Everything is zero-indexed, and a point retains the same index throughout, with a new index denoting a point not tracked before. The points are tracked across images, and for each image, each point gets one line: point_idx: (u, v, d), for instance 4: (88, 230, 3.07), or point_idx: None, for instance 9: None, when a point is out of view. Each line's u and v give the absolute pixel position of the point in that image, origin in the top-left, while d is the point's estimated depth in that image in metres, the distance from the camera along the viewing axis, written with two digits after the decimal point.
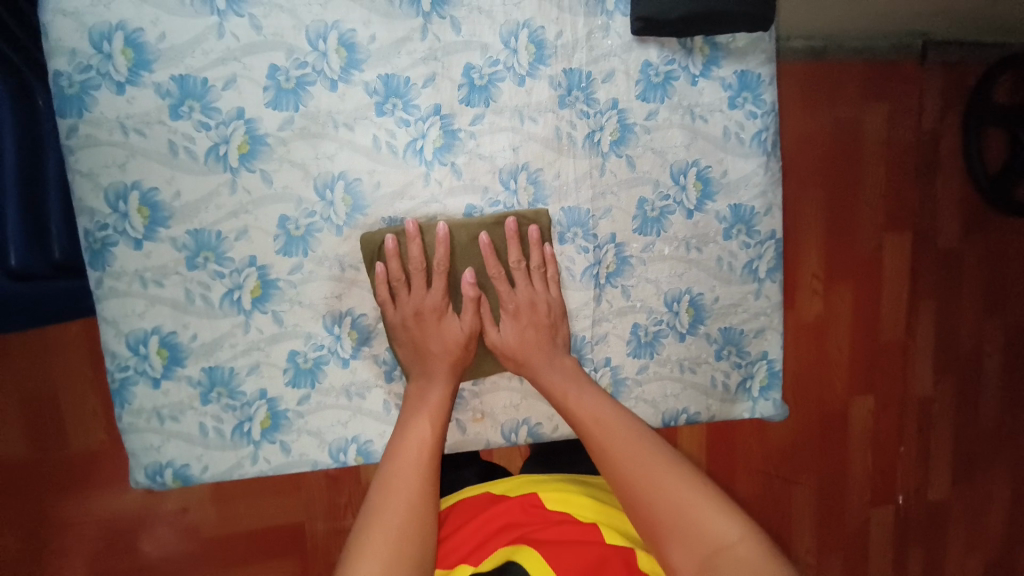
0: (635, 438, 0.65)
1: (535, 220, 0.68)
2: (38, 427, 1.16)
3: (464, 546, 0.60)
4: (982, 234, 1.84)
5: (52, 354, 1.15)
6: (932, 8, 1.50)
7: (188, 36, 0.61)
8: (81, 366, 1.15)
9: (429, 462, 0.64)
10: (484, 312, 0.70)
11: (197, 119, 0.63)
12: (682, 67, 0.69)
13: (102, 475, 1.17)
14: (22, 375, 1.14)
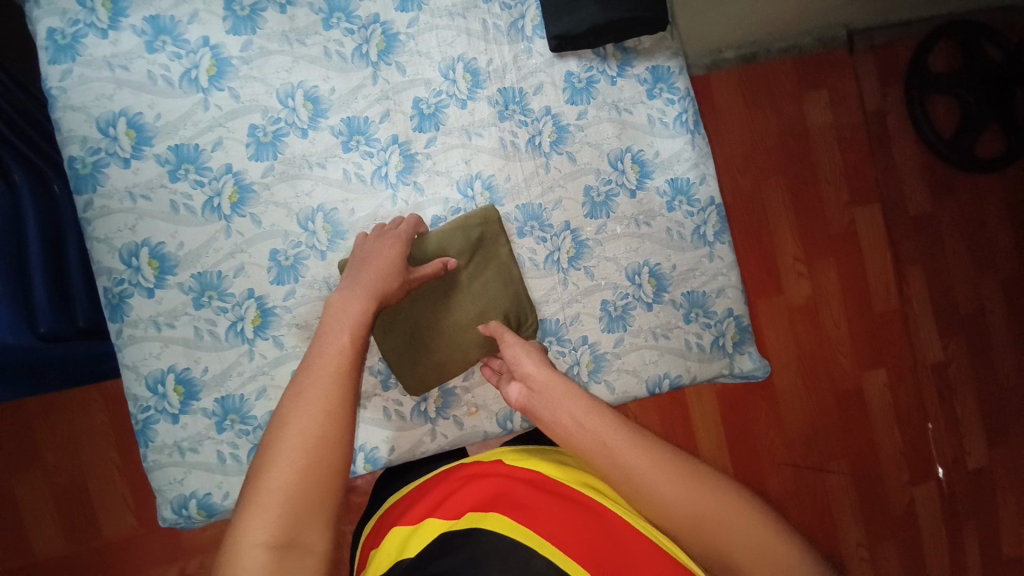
0: (581, 411, 0.59)
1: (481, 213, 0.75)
2: (74, 521, 1.23)
3: (429, 506, 0.61)
4: (951, 195, 1.90)
5: (85, 446, 1.23)
6: (846, 5, 1.65)
7: (178, 111, 0.72)
8: (107, 453, 1.24)
9: (347, 364, 0.58)
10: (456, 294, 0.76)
11: (192, 179, 0.73)
12: (601, 71, 0.80)
13: (136, 555, 1.24)
14: (55, 467, 1.23)
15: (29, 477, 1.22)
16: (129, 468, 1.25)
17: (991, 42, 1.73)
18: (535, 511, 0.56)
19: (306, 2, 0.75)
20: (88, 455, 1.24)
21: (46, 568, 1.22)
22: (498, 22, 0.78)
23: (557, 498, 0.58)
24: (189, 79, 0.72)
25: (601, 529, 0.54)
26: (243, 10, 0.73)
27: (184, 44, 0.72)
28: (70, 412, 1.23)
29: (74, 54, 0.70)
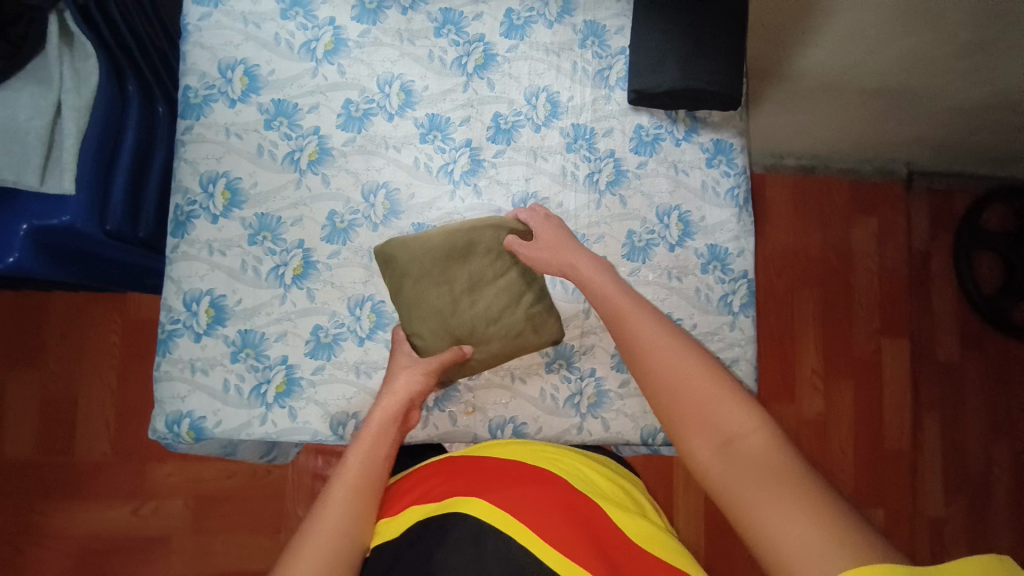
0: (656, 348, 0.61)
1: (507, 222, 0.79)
2: (55, 431, 1.25)
3: (421, 493, 0.63)
4: (982, 351, 1.88)
5: (89, 359, 1.27)
6: (911, 145, 1.71)
7: (289, 72, 0.81)
8: (104, 373, 1.27)
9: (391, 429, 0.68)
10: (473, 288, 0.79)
11: (282, 132, 0.80)
12: (668, 133, 0.86)
13: (99, 481, 1.25)
14: (55, 373, 1.26)
15: (30, 375, 1.26)
16: (120, 393, 1.27)
17: None
18: (516, 498, 0.56)
19: (426, 10, 0.84)
20: (91, 369, 1.27)
21: (15, 467, 1.24)
22: (588, 66, 0.86)
23: (539, 489, 0.59)
24: (307, 47, 0.81)
25: (582, 525, 0.55)
26: (371, 4, 0.83)
27: (313, 19, 0.81)
28: (88, 324, 1.28)
29: (218, 3, 0.80)
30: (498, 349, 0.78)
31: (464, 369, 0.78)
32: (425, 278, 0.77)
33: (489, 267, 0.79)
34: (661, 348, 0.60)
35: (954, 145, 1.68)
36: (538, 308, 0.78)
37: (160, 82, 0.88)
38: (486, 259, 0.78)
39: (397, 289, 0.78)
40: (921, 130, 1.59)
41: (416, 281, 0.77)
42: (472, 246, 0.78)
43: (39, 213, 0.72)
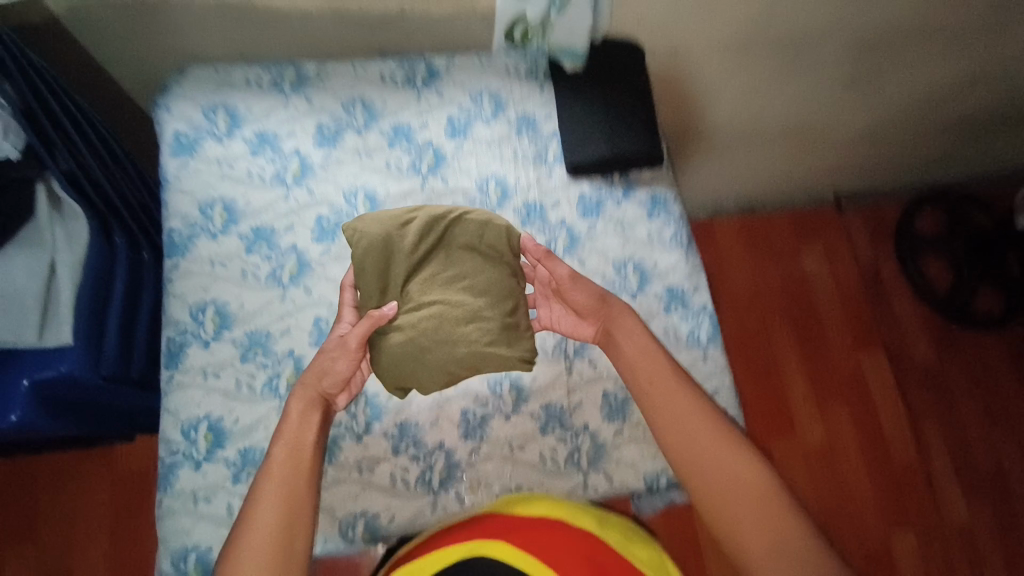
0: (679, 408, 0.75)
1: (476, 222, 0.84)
2: None
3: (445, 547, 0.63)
4: (954, 348, 1.96)
5: (81, 519, 1.23)
6: (832, 172, 1.89)
7: (263, 201, 0.89)
8: (96, 531, 1.23)
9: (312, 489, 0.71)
10: (446, 283, 0.82)
11: (263, 254, 0.87)
12: (609, 195, 0.96)
13: None
14: (44, 542, 1.21)
15: (19, 549, 1.21)
16: (114, 549, 1.22)
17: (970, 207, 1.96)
18: None
19: (379, 128, 0.95)
20: (82, 531, 1.23)
21: None
22: (527, 151, 0.97)
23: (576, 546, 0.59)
24: (277, 177, 0.90)
25: None
26: (329, 131, 0.94)
27: (280, 152, 0.92)
28: (77, 485, 1.25)
29: (194, 153, 0.90)
30: (472, 358, 0.78)
31: (425, 382, 0.78)
32: (393, 268, 0.81)
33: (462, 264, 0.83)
34: (678, 399, 0.76)
35: (868, 165, 1.87)
36: (516, 322, 0.81)
37: (145, 233, 0.96)
38: (464, 254, 0.83)
39: (361, 275, 0.80)
40: (836, 156, 1.76)
41: (382, 262, 0.80)
42: (452, 240, 0.83)
43: (39, 367, 0.76)
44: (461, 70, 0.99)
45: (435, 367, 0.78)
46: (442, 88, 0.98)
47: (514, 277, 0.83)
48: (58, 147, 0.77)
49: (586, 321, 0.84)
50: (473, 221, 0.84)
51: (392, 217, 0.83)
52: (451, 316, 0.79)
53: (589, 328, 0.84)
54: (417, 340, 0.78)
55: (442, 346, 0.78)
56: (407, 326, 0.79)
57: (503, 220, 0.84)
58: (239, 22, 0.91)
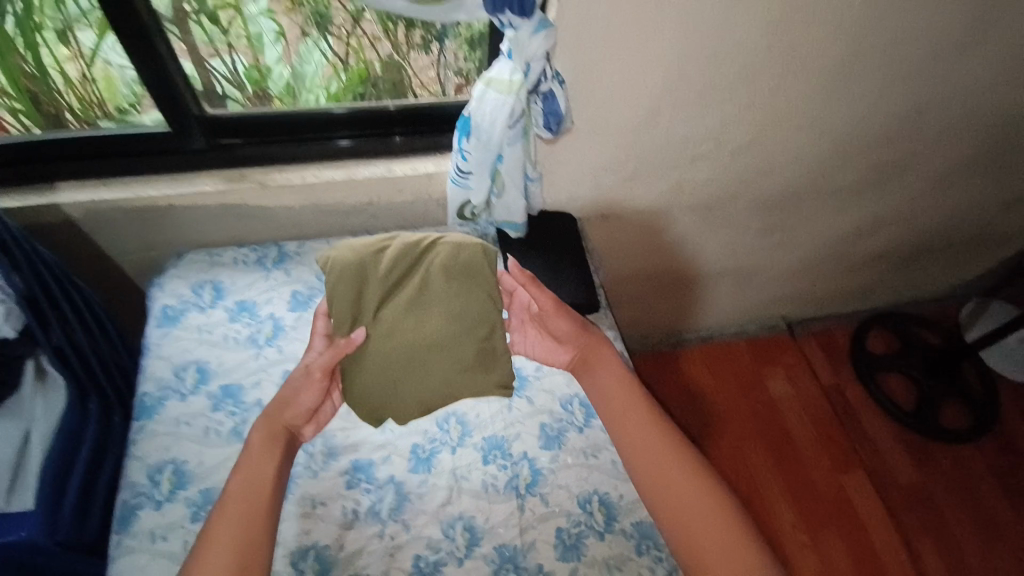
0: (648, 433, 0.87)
1: (449, 250, 0.88)
2: None
3: None
4: (935, 466, 1.94)
5: None
6: (777, 304, 2.06)
7: (235, 360, 0.98)
8: None
9: None
10: (423, 303, 0.87)
11: (228, 410, 0.93)
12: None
13: None
14: None
15: None
16: None
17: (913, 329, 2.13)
18: None
19: None
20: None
21: None
22: None
23: None
24: (252, 338, 1.01)
25: None
26: (303, 296, 1.07)
27: (257, 317, 1.03)
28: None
29: (178, 322, 1.01)
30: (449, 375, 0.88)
31: (399, 402, 0.87)
32: (370, 296, 0.85)
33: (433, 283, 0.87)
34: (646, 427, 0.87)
35: (808, 296, 2.05)
36: (491, 345, 0.90)
37: (119, 396, 1.03)
38: (440, 275, 0.87)
39: (337, 306, 0.84)
40: (775, 291, 1.95)
41: (358, 286, 0.84)
42: (428, 262, 0.87)
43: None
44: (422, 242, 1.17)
45: (413, 387, 0.87)
46: None
47: (490, 298, 0.88)
48: (53, 327, 0.87)
49: (561, 350, 0.97)
50: (450, 248, 0.88)
51: (372, 244, 0.87)
52: (426, 342, 0.87)
53: (564, 354, 0.97)
54: (395, 359, 0.86)
55: (417, 370, 0.87)
56: (382, 348, 0.86)
57: (481, 244, 0.89)
58: (231, 217, 1.07)
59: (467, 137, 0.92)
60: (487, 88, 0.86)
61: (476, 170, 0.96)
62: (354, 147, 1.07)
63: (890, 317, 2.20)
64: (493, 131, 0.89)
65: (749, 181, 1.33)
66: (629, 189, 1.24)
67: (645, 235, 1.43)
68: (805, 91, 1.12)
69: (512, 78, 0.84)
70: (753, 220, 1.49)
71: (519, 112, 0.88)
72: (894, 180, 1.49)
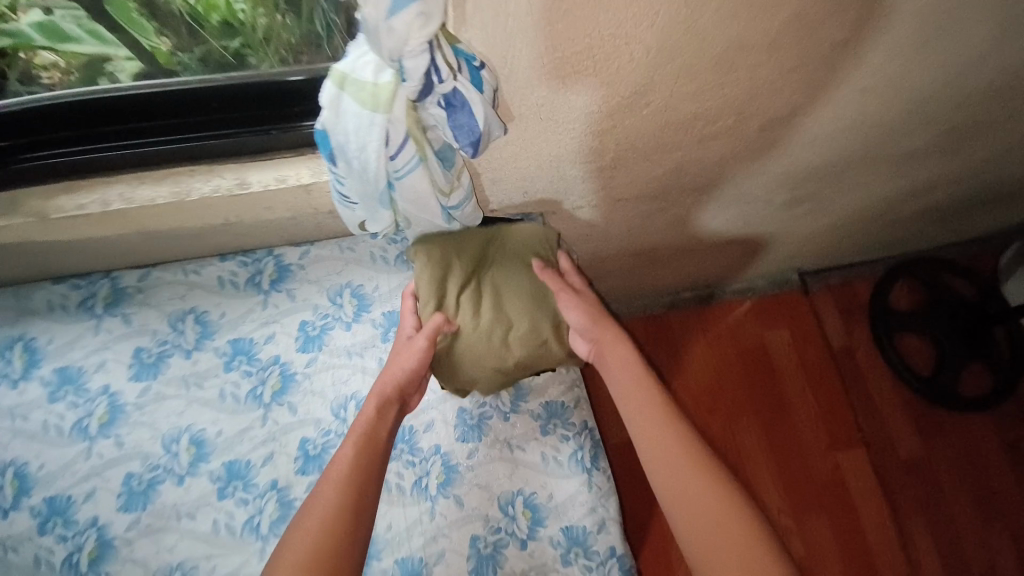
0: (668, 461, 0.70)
1: (531, 237, 0.83)
2: None
3: None
4: (942, 436, 1.74)
5: None
6: (790, 262, 1.74)
7: (61, 459, 0.75)
8: None
9: None
10: (512, 283, 0.80)
11: (58, 534, 0.72)
12: (494, 408, 0.82)
13: None
14: None
15: None
16: None
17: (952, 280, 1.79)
18: None
19: (212, 346, 0.80)
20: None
21: None
22: None
23: None
24: (79, 427, 0.77)
25: None
26: (150, 358, 0.80)
27: (85, 393, 0.78)
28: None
29: None
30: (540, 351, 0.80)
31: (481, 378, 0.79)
32: (454, 274, 0.78)
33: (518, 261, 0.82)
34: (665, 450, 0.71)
35: (829, 253, 1.72)
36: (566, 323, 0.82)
37: None
38: (528, 260, 0.82)
39: (425, 283, 0.77)
40: (791, 251, 1.61)
41: (447, 265, 0.78)
42: (516, 247, 0.82)
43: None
44: (319, 265, 0.85)
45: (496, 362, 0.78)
46: (292, 289, 0.83)
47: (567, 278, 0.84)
48: None
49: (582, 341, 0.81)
50: (534, 237, 0.84)
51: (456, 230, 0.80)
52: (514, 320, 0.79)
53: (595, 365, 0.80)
54: (482, 339, 0.77)
55: (499, 347, 0.78)
56: (471, 326, 0.77)
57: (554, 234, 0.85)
58: (24, 248, 0.75)
59: (330, 160, 0.55)
60: (341, 92, 0.50)
61: (361, 199, 0.62)
62: (174, 150, 0.69)
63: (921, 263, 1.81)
64: (364, 159, 0.53)
65: (780, 156, 0.94)
66: (608, 179, 0.87)
67: (633, 219, 1.07)
68: (887, 42, 0.70)
69: (380, 80, 0.49)
70: (777, 195, 1.12)
71: (404, 133, 0.52)
72: (976, 140, 1.09)
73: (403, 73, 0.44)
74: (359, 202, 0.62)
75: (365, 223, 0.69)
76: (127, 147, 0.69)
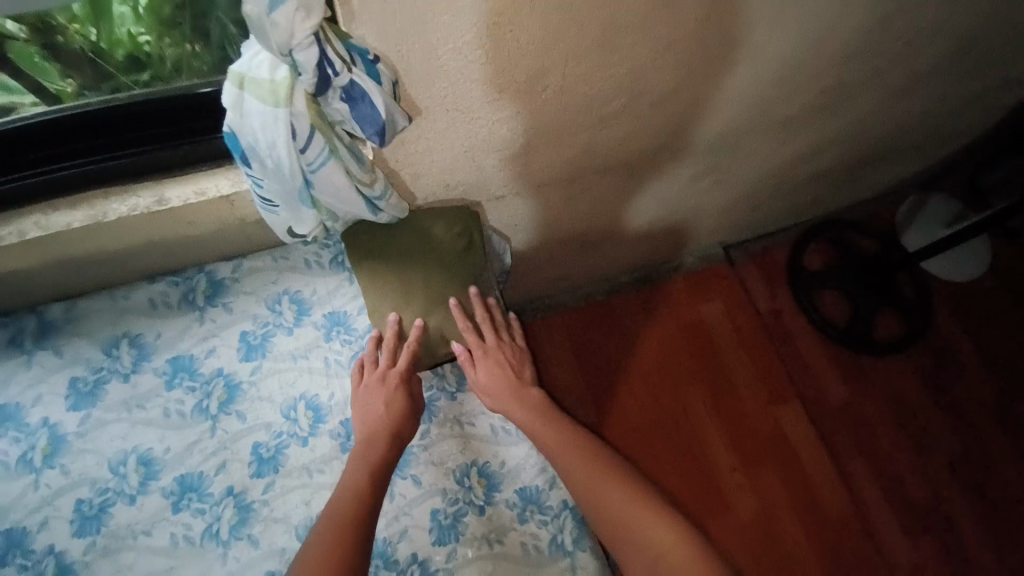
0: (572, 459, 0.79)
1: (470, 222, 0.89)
2: None
3: None
4: (867, 379, 1.84)
5: None
6: (714, 238, 1.85)
7: (7, 496, 0.74)
8: None
9: None
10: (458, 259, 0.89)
11: (14, 568, 0.71)
12: (440, 390, 0.87)
13: None
14: None
15: None
16: None
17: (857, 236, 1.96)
18: None
19: (151, 367, 0.81)
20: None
21: None
22: (339, 355, 0.86)
23: None
24: (23, 461, 0.75)
25: None
26: (86, 386, 0.79)
27: (25, 427, 0.76)
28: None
29: None
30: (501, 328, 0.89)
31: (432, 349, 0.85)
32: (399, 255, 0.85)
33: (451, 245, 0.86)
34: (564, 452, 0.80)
35: (749, 224, 1.84)
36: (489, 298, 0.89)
37: None
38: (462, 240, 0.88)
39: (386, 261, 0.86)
40: (712, 226, 1.72)
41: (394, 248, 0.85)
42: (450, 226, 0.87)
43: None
44: (254, 277, 0.88)
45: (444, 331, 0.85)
46: (228, 302, 0.86)
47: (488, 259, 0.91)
48: None
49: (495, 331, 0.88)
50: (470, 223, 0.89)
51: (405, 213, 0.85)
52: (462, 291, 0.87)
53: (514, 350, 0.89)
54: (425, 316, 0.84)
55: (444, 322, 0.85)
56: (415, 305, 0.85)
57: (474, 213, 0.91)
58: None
59: (245, 161, 0.61)
60: (243, 94, 0.56)
61: (282, 201, 0.67)
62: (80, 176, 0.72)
63: (826, 226, 1.95)
64: (277, 157, 0.59)
65: (676, 131, 1.04)
66: (524, 163, 0.94)
67: (556, 204, 1.14)
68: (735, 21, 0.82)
69: (276, 78, 0.55)
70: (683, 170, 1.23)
71: (307, 130, 0.58)
72: (847, 101, 1.23)
73: (297, 67, 0.53)
74: (281, 203, 0.67)
75: (291, 227, 0.74)
76: (18, 181, 0.70)
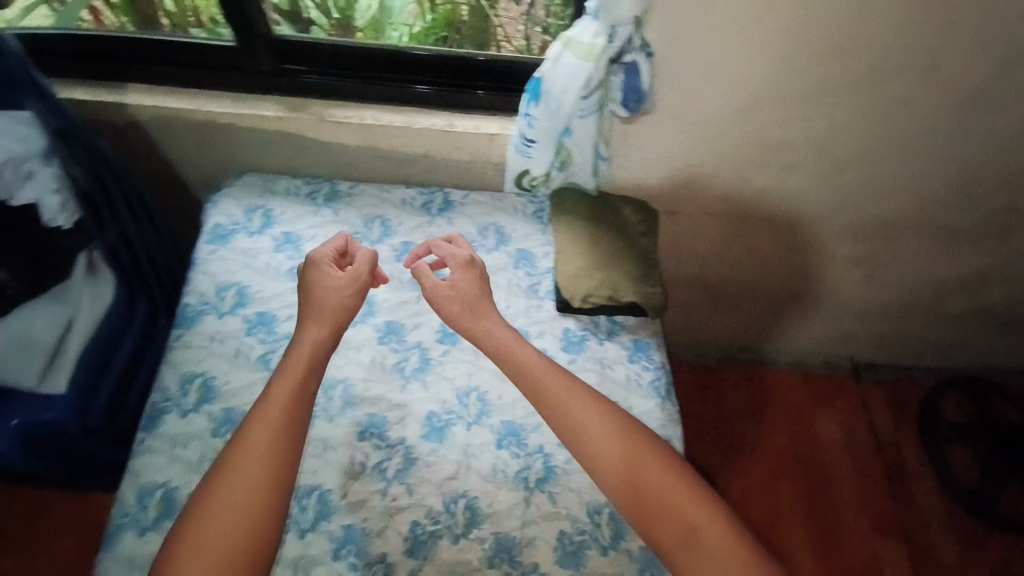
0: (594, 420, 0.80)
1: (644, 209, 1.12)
2: None
3: None
4: (990, 561, 1.56)
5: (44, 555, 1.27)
6: (847, 349, 1.73)
7: (271, 290, 1.00)
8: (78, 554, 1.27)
9: None
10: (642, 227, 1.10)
11: (259, 337, 0.95)
12: (592, 332, 1.02)
13: None
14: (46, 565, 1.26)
15: None
16: None
17: (1011, 405, 1.71)
18: None
19: (390, 243, 1.06)
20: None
21: None
22: (520, 282, 1.05)
23: None
24: (292, 271, 1.02)
25: None
26: None
27: (300, 251, 1.04)
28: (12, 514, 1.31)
29: (224, 242, 1.04)
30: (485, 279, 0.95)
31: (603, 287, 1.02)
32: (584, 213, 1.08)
33: (635, 226, 1.09)
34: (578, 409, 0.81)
35: (892, 345, 1.71)
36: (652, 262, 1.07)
37: (149, 288, 1.17)
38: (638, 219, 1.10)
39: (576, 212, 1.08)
40: (853, 330, 1.64)
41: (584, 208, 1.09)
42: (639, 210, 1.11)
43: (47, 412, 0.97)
44: (474, 206, 1.13)
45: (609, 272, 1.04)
46: (452, 216, 1.10)
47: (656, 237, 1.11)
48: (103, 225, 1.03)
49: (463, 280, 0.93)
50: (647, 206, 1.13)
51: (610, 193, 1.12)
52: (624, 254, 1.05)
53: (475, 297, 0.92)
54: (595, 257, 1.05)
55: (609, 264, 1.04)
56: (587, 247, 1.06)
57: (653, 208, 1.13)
58: (292, 141, 1.10)
59: (537, 100, 0.87)
60: (566, 50, 0.82)
61: (540, 140, 0.91)
62: (407, 94, 1.05)
63: (976, 379, 1.73)
64: (563, 100, 0.85)
65: (852, 204, 1.18)
66: (709, 183, 1.12)
67: (716, 239, 1.28)
68: (923, 107, 0.98)
69: (595, 43, 0.81)
70: (839, 249, 1.31)
71: (598, 80, 0.84)
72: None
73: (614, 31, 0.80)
74: (540, 140, 0.91)
75: (524, 171, 0.97)
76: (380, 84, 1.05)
